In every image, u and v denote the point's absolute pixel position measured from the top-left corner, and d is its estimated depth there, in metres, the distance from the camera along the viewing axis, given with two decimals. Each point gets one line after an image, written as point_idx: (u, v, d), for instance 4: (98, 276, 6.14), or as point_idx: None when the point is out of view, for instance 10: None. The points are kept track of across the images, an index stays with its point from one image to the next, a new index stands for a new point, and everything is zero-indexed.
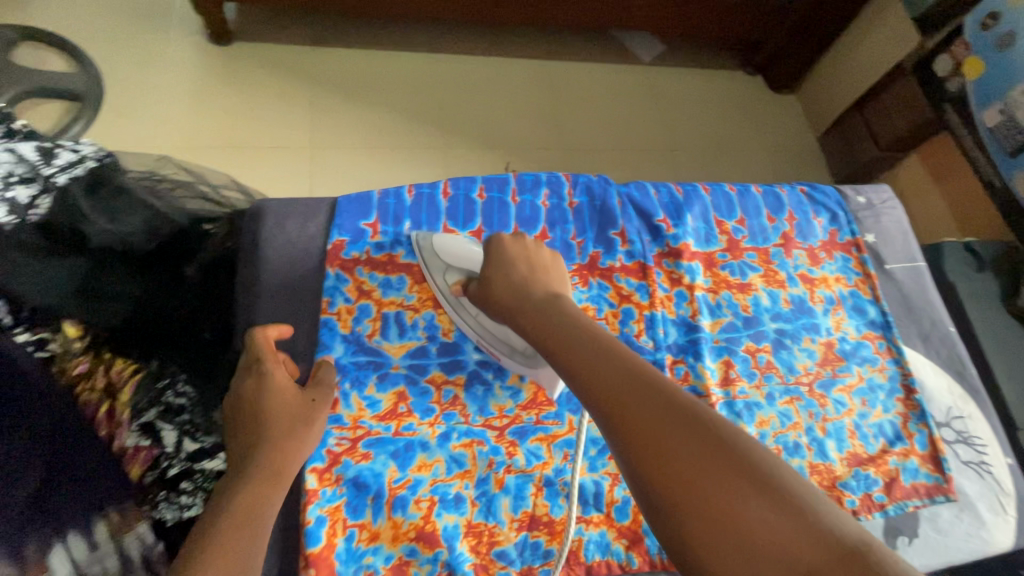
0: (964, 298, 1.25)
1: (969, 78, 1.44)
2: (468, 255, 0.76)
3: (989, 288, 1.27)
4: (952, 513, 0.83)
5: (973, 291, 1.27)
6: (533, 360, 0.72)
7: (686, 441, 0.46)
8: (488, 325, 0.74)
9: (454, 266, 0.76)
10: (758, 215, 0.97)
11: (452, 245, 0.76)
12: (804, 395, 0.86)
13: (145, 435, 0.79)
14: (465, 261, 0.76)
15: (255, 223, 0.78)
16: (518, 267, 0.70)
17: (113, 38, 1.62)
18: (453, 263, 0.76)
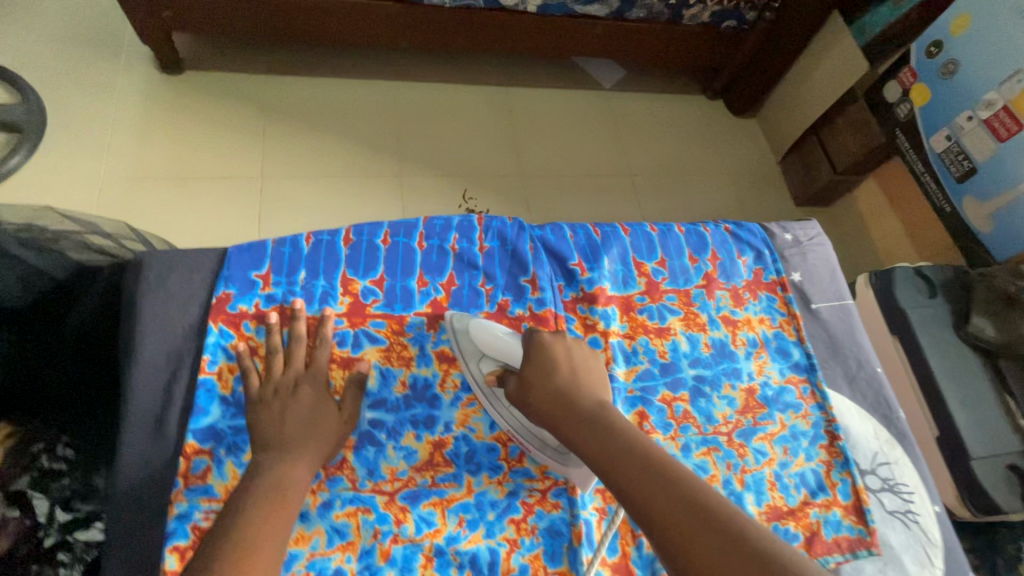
0: (917, 326, 1.20)
1: (917, 104, 1.48)
2: (509, 351, 0.73)
3: (941, 314, 1.23)
4: (875, 568, 0.80)
5: (926, 318, 1.22)
6: (566, 459, 0.70)
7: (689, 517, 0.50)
8: (522, 420, 0.72)
9: (488, 355, 0.75)
10: (679, 255, 0.95)
11: (490, 338, 0.74)
12: (723, 445, 0.83)
13: (13, 505, 0.73)
14: (504, 355, 0.73)
15: (134, 275, 0.74)
16: (554, 352, 0.69)
17: (58, 68, 1.58)
18: (490, 353, 0.74)
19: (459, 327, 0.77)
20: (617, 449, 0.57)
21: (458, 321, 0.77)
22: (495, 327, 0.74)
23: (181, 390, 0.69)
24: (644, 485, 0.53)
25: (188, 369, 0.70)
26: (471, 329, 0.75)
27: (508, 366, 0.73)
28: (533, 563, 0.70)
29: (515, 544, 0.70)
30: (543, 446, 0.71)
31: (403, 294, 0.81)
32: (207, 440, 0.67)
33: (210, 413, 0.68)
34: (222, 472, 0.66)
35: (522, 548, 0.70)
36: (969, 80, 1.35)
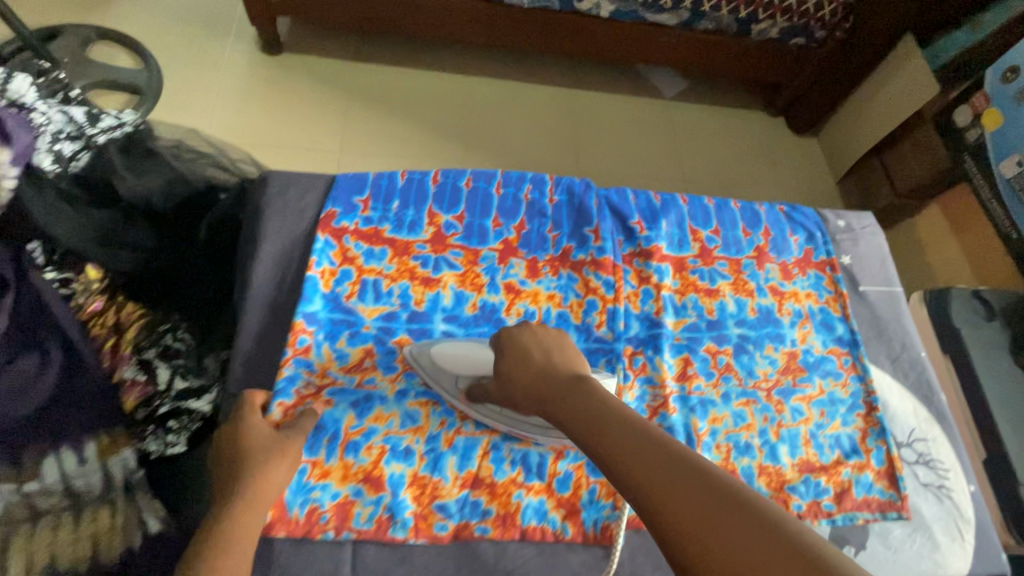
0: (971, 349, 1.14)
1: (987, 128, 1.52)
2: (480, 360, 0.77)
3: (998, 339, 1.17)
4: (903, 531, 0.82)
5: (981, 341, 1.16)
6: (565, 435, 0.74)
7: (701, 505, 0.47)
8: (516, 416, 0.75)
9: (462, 374, 0.77)
10: (733, 228, 1.01)
11: (458, 356, 0.76)
12: (761, 399, 0.88)
13: (142, 370, 0.89)
14: (476, 366, 0.76)
15: (261, 188, 0.87)
16: (534, 354, 0.71)
17: (176, 43, 1.79)
18: (462, 370, 0.77)
19: (422, 359, 0.78)
20: (623, 447, 0.55)
21: (418, 353, 0.78)
22: (461, 344, 0.78)
23: (291, 284, 0.82)
24: (653, 479, 0.51)
25: (298, 269, 0.83)
26: (434, 357, 0.77)
27: (483, 376, 0.76)
28: (577, 470, 0.77)
29: (561, 452, 0.78)
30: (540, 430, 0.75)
31: (479, 231, 0.91)
32: (310, 325, 0.79)
33: (313, 304, 0.80)
34: (320, 353, 0.78)
35: (568, 457, 0.78)
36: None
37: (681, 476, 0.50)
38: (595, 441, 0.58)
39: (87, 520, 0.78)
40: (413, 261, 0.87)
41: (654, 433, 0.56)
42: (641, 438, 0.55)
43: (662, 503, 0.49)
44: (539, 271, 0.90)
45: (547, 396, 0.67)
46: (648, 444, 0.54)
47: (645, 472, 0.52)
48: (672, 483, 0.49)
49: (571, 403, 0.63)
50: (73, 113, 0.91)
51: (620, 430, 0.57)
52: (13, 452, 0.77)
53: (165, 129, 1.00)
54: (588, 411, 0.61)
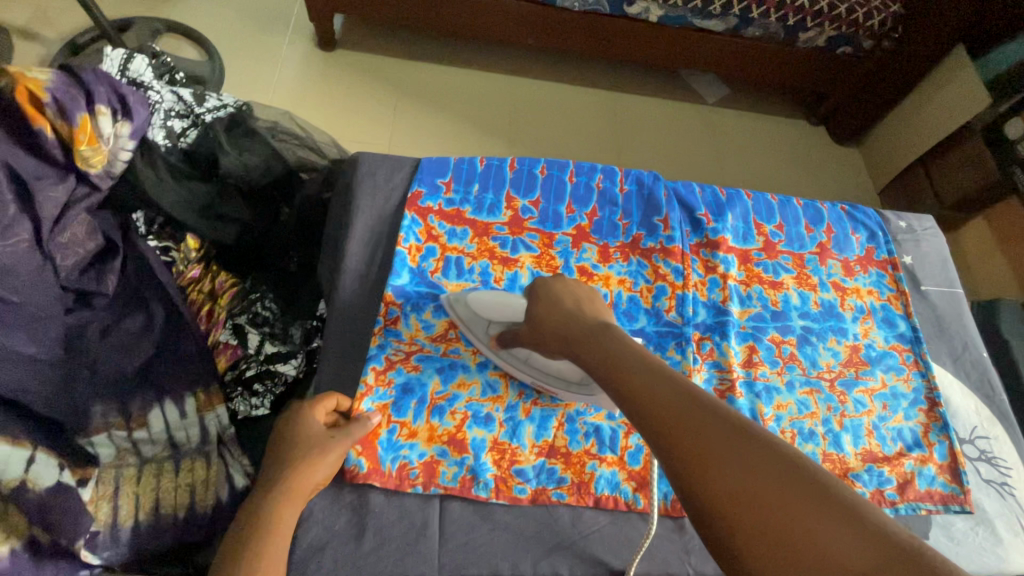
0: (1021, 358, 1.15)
1: None
2: (511, 309, 0.79)
3: None
4: (966, 524, 0.84)
5: None
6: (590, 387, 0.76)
7: (728, 447, 0.49)
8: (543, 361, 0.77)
9: (494, 321, 0.80)
10: (796, 224, 1.04)
11: (490, 300, 0.80)
12: (824, 389, 0.90)
13: (234, 335, 0.94)
14: (507, 314, 0.79)
15: (352, 168, 0.93)
16: (565, 301, 0.74)
17: (235, 36, 1.86)
18: (495, 316, 0.80)
19: (459, 303, 0.82)
20: (649, 387, 0.56)
21: (454, 298, 0.82)
22: (496, 290, 0.81)
23: (381, 258, 0.87)
24: (678, 419, 0.52)
25: (387, 243, 0.88)
26: (471, 299, 0.80)
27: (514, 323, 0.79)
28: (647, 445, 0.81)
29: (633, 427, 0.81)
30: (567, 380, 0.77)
31: (553, 217, 0.95)
32: (399, 296, 0.84)
33: (402, 276, 0.85)
34: (408, 323, 0.83)
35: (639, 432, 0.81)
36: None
37: (707, 418, 0.51)
38: (621, 381, 0.59)
39: (185, 470, 0.83)
40: (493, 242, 0.91)
41: (681, 377, 0.57)
42: (666, 381, 0.57)
43: (686, 440, 0.50)
44: (610, 256, 0.94)
45: (573, 346, 0.68)
46: (673, 386, 0.55)
47: (671, 412, 0.53)
48: (699, 425, 0.51)
49: (596, 348, 0.65)
50: (183, 94, 0.98)
51: (645, 373, 0.58)
52: (122, 403, 0.83)
53: (263, 111, 1.07)
54: (613, 357, 0.62)
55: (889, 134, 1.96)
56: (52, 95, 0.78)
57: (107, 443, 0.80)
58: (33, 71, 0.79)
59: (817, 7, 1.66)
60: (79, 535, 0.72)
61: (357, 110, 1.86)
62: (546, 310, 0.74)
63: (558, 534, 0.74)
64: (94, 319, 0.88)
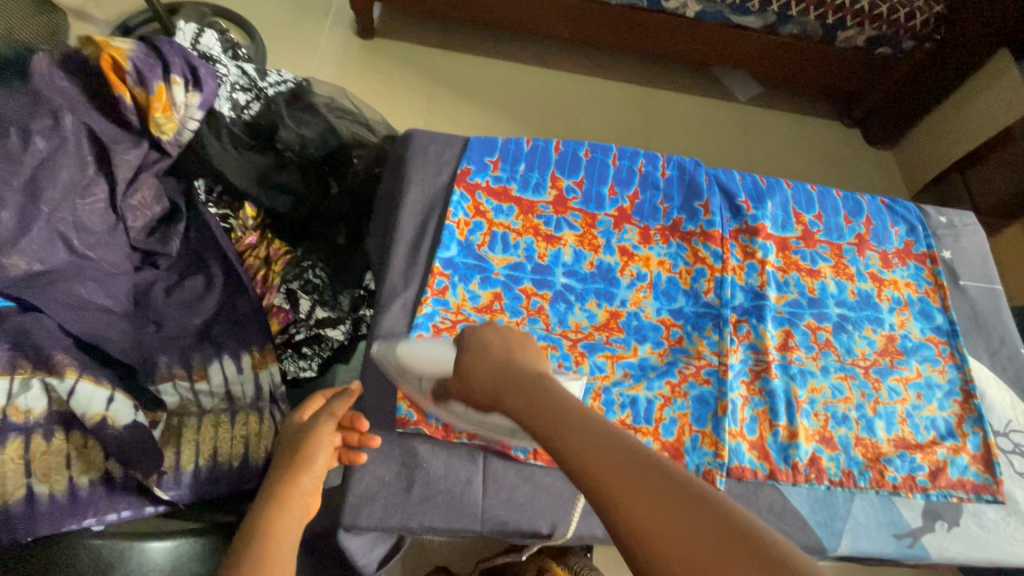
0: None
1: None
2: (440, 357, 0.75)
3: None
4: (997, 514, 0.85)
5: None
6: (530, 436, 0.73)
7: (674, 513, 0.45)
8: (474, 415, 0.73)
9: (425, 374, 0.75)
10: (835, 214, 1.05)
11: (417, 354, 0.75)
12: (859, 375, 0.91)
13: (287, 300, 1.00)
14: (436, 364, 0.75)
15: (405, 145, 0.97)
16: (492, 358, 0.70)
17: (279, 22, 1.91)
18: (424, 369, 0.75)
19: (389, 354, 0.78)
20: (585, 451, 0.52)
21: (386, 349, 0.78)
22: (426, 344, 0.76)
23: (432, 230, 0.91)
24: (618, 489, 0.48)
25: (439, 216, 0.92)
26: (399, 354, 0.76)
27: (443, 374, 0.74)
28: (681, 418, 0.83)
29: (668, 400, 0.84)
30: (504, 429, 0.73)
31: (597, 198, 0.98)
32: (448, 267, 0.87)
33: (450, 249, 0.89)
34: (456, 292, 0.86)
35: (674, 405, 0.84)
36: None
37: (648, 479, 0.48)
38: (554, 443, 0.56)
39: (240, 423, 0.87)
40: (537, 220, 0.94)
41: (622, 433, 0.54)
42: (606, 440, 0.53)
43: (632, 506, 0.46)
44: (651, 238, 0.96)
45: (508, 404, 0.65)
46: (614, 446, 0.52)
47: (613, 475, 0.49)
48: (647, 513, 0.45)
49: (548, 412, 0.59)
50: (247, 68, 1.03)
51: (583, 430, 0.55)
52: (184, 355, 0.88)
53: (320, 87, 1.11)
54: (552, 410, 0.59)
55: (926, 137, 1.93)
56: (133, 63, 0.83)
57: (173, 392, 0.85)
58: (116, 40, 0.84)
59: (858, 7, 1.65)
60: (153, 469, 0.74)
61: (393, 97, 1.90)
62: (480, 356, 0.71)
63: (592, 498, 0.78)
64: (159, 278, 0.93)
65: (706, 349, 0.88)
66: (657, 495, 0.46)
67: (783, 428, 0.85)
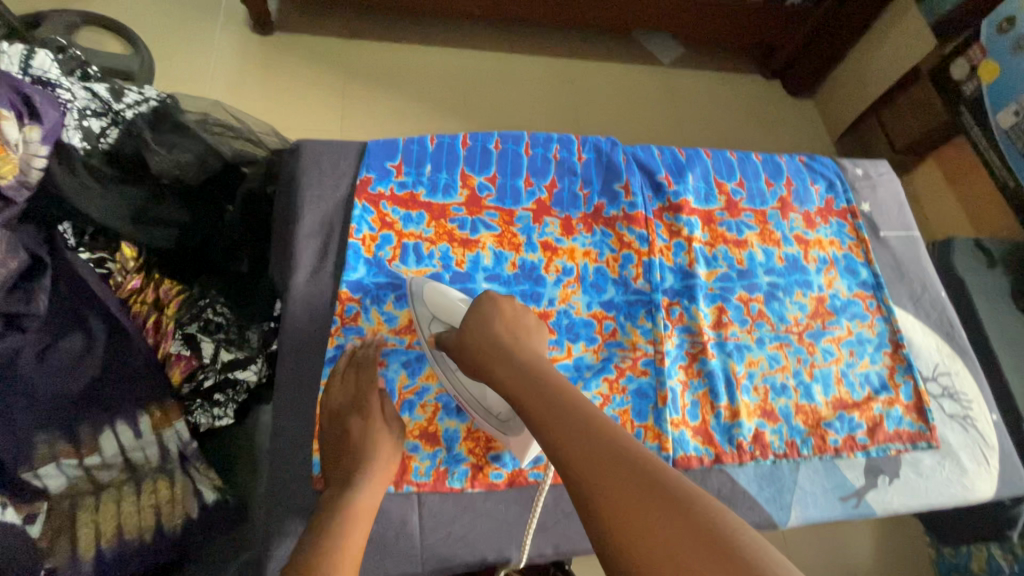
0: (973, 295, 1.26)
1: (984, 82, 1.50)
2: (454, 309, 0.76)
3: (999, 283, 1.29)
4: (933, 460, 0.87)
5: (982, 286, 1.28)
6: (511, 425, 0.71)
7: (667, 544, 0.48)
8: (466, 381, 0.74)
9: (439, 319, 0.77)
10: (757, 179, 1.03)
11: (442, 295, 0.76)
12: (794, 342, 0.91)
13: (185, 345, 0.88)
14: (449, 313, 0.76)
15: (294, 157, 0.88)
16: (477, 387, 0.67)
17: (162, 25, 1.72)
18: (439, 314, 0.76)
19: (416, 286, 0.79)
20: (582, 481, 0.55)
21: (415, 280, 0.79)
22: (449, 291, 0.77)
23: (335, 252, 0.83)
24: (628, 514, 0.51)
25: (339, 235, 0.83)
26: (424, 290, 0.77)
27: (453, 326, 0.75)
28: (622, 416, 0.80)
29: (607, 399, 0.81)
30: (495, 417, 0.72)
31: (512, 192, 0.92)
32: (357, 291, 0.80)
33: (357, 270, 0.81)
34: (369, 317, 0.79)
35: (614, 404, 0.81)
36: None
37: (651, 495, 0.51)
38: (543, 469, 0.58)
39: (147, 491, 0.80)
40: (451, 224, 0.87)
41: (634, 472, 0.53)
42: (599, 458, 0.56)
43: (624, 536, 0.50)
44: (573, 228, 0.92)
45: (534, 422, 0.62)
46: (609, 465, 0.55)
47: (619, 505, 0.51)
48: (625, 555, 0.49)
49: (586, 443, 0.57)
50: (95, 90, 0.88)
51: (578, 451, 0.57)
52: (69, 428, 0.78)
53: (189, 103, 1.01)
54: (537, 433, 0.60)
55: (843, 83, 1.95)
56: None
57: (57, 474, 0.76)
58: None
59: None
60: None
61: (301, 97, 1.76)
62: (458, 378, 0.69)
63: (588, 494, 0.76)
64: (29, 342, 0.79)
65: (641, 339, 0.85)
66: (659, 512, 0.50)
67: (724, 408, 0.84)
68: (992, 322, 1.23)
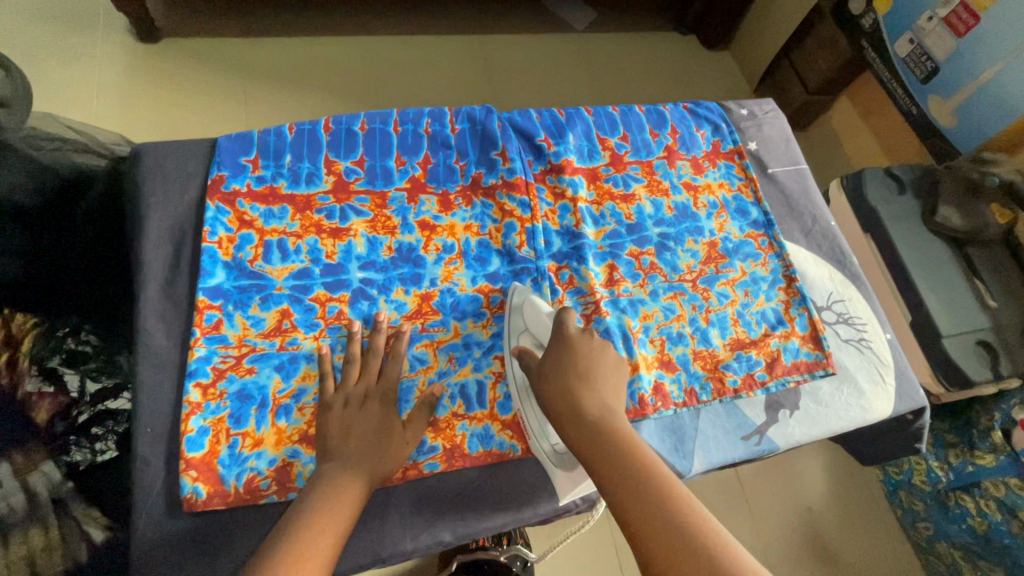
0: (885, 221, 1.29)
1: (880, 13, 1.52)
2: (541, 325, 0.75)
3: (909, 207, 1.32)
4: (831, 387, 0.88)
5: (893, 212, 1.31)
6: (567, 461, 0.70)
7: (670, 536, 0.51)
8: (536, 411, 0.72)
9: (529, 333, 0.77)
10: (641, 131, 1.01)
11: (538, 314, 0.76)
12: (687, 290, 0.90)
13: (47, 381, 0.82)
14: (539, 330, 0.75)
15: (135, 164, 0.81)
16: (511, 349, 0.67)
17: (35, 41, 1.59)
18: (530, 328, 0.76)
19: (517, 296, 0.80)
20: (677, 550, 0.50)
21: (518, 293, 0.80)
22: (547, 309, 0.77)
23: (188, 259, 0.77)
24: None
25: (192, 240, 0.78)
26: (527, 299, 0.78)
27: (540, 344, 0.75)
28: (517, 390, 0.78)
29: (500, 377, 0.78)
30: (550, 448, 0.70)
31: (383, 173, 0.87)
32: (216, 297, 0.74)
33: (215, 275, 0.76)
34: (233, 323, 0.74)
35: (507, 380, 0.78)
36: (997, 9, 1.25)
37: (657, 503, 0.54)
38: (633, 518, 0.53)
39: (18, 540, 0.74)
40: (318, 214, 0.83)
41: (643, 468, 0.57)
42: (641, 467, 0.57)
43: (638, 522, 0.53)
44: (452, 203, 0.88)
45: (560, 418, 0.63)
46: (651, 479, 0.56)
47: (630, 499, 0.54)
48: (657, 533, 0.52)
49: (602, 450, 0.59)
50: None
51: (622, 455, 0.58)
52: None
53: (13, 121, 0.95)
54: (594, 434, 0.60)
55: (754, 31, 1.96)
56: None
57: None
58: None
59: None
60: None
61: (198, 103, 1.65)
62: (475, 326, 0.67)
63: (490, 469, 0.74)
64: None
65: None
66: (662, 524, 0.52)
67: None
68: (905, 246, 1.26)
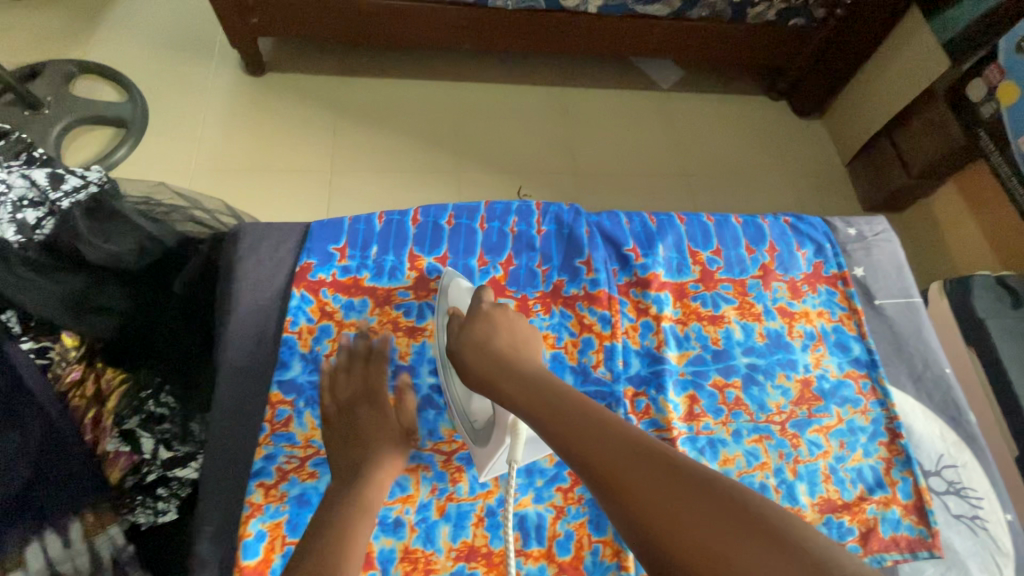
0: (999, 342, 1.13)
1: (1004, 105, 1.36)
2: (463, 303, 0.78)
3: None
4: (936, 571, 0.76)
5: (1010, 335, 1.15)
6: (481, 439, 0.71)
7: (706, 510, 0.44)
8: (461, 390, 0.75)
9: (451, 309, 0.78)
10: (735, 246, 0.95)
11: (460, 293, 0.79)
12: (775, 434, 0.82)
13: (126, 441, 0.85)
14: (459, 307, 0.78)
15: (233, 243, 0.83)
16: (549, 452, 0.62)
17: (153, 70, 1.71)
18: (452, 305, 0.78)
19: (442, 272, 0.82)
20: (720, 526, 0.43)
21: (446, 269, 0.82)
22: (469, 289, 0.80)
23: (268, 348, 0.78)
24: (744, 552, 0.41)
25: (275, 327, 0.79)
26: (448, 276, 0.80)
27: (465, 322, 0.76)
28: (578, 530, 0.73)
29: (561, 511, 0.73)
30: (470, 425, 0.73)
31: (464, 273, 0.86)
32: (289, 392, 0.75)
33: (292, 367, 0.76)
34: (302, 421, 0.74)
35: (569, 515, 0.73)
36: None
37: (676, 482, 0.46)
38: (688, 531, 0.43)
39: None
40: (396, 310, 0.82)
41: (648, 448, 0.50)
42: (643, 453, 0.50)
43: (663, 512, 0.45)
44: (530, 309, 0.85)
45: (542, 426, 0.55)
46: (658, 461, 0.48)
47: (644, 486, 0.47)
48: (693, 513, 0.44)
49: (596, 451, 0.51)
50: (35, 176, 0.84)
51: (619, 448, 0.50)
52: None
53: (133, 187, 1.02)
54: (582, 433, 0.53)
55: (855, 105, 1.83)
56: None
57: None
58: None
59: None
60: None
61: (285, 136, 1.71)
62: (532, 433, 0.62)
63: None
64: None
65: None
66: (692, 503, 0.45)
67: None
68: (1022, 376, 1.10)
